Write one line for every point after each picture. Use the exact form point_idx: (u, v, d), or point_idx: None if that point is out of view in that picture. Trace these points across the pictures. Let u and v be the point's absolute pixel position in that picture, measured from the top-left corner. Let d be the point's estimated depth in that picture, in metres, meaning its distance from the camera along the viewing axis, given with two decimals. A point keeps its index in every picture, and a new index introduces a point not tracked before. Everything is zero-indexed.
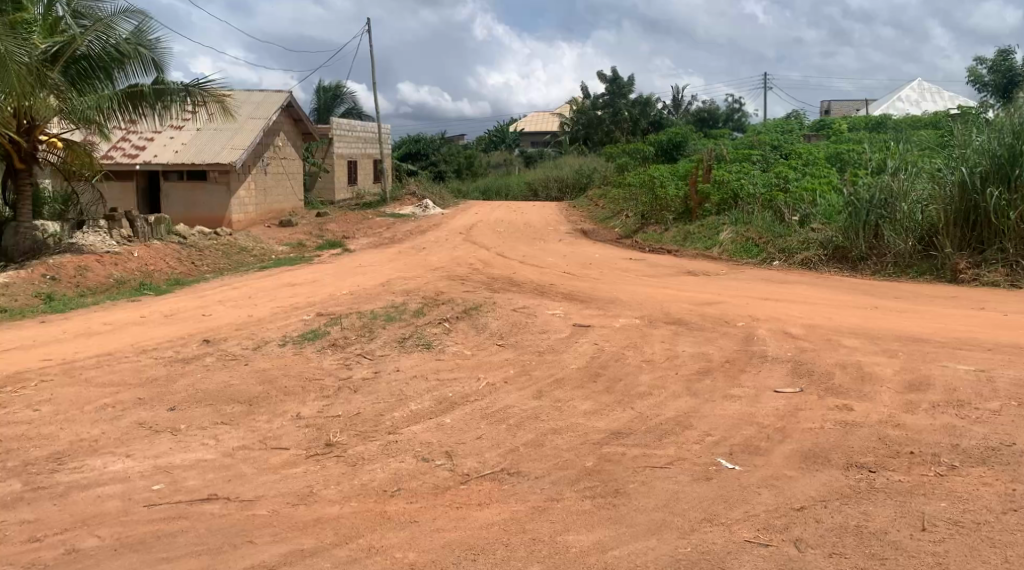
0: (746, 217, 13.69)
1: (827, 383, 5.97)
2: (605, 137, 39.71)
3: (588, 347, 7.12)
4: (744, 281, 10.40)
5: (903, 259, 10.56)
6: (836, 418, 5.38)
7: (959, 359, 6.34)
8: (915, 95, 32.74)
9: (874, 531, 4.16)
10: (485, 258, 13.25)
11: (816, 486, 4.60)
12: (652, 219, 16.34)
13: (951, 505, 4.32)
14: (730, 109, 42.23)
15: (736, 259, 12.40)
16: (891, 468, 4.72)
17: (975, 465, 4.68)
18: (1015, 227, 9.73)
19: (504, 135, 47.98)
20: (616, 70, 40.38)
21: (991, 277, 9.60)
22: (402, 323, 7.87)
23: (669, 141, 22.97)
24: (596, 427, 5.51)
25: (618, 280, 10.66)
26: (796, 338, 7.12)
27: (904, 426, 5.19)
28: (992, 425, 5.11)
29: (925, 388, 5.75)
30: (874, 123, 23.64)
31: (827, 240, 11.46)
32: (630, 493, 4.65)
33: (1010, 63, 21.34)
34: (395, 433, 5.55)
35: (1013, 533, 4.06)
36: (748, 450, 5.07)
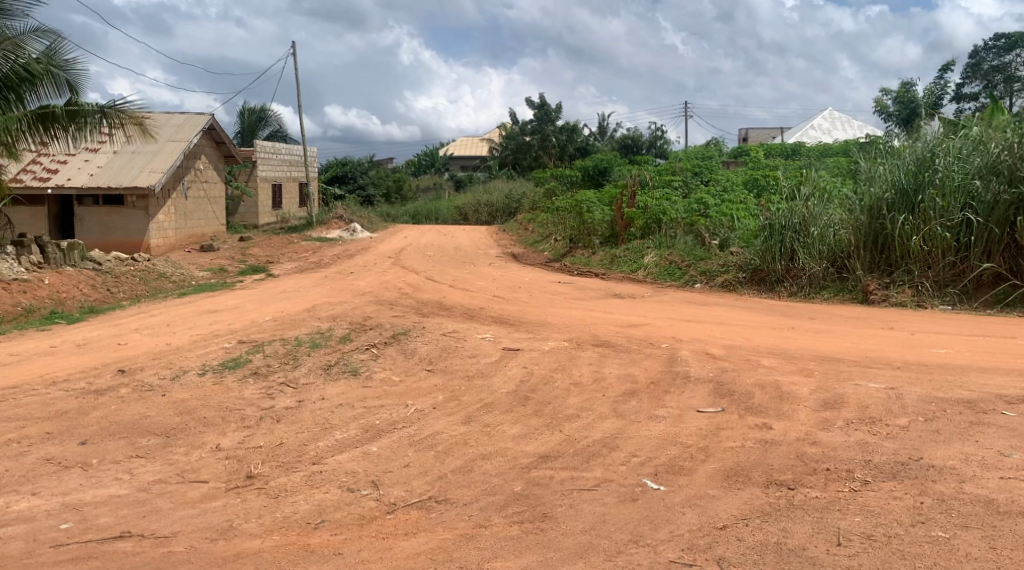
0: (670, 242, 14.08)
1: (747, 403, 6.12)
2: (533, 162, 40.42)
3: (517, 371, 7.14)
4: (668, 303, 10.65)
5: (817, 281, 10.95)
6: (756, 436, 5.52)
7: (870, 378, 6.59)
8: (828, 124, 34.33)
9: (792, 547, 4.25)
10: (413, 282, 13.18)
11: (737, 504, 4.70)
12: (580, 243, 16.65)
13: (864, 520, 4.42)
14: (655, 135, 43.25)
15: (660, 282, 12.69)
16: (809, 485, 4.84)
17: (886, 480, 4.81)
18: (918, 250, 10.17)
19: (433, 159, 48.23)
20: (544, 97, 40.87)
21: (899, 297, 10.02)
22: (328, 350, 7.76)
23: (595, 167, 23.36)
24: (525, 451, 5.52)
25: (546, 304, 10.75)
26: (717, 358, 7.29)
27: (820, 443, 5.35)
28: (901, 441, 5.28)
29: (839, 406, 5.95)
30: (789, 150, 24.63)
31: (745, 263, 11.83)
32: (558, 517, 4.67)
33: (913, 94, 22.48)
34: (319, 463, 5.45)
35: (922, 545, 4.16)
36: (672, 470, 5.15)
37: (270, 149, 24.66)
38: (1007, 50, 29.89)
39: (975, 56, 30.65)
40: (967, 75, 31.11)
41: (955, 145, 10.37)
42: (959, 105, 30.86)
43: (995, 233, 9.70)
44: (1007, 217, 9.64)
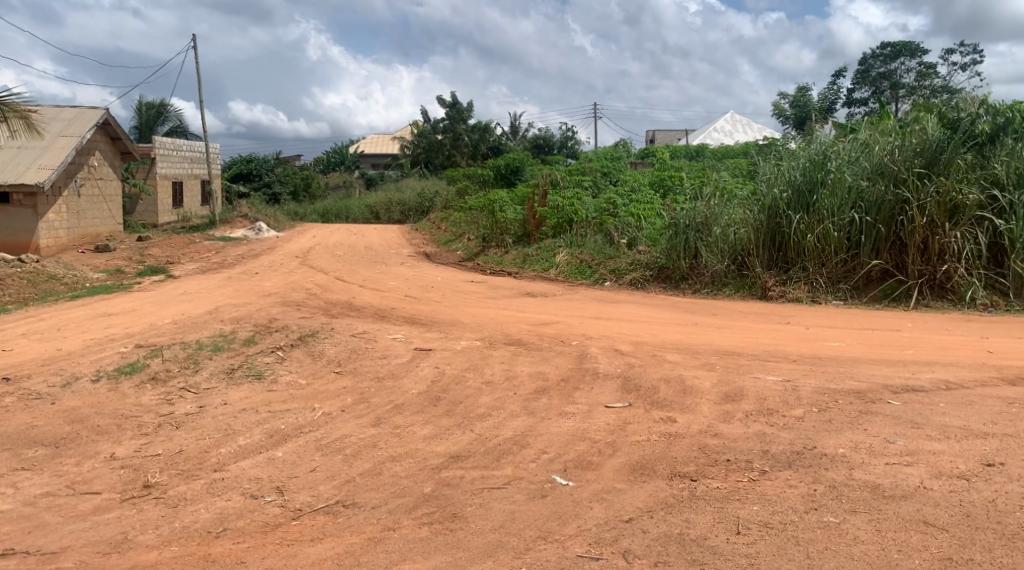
0: (580, 241, 14.27)
1: (653, 397, 6.26)
2: (445, 161, 40.33)
3: (428, 371, 7.10)
4: (578, 301, 10.79)
5: (720, 278, 11.28)
6: (661, 430, 5.65)
7: (768, 371, 6.84)
8: (729, 126, 35.50)
9: (694, 537, 4.35)
10: (321, 283, 12.95)
11: (642, 497, 4.79)
12: (493, 242, 16.66)
13: (762, 508, 4.55)
14: (566, 136, 43.79)
15: (571, 281, 12.83)
16: (710, 476, 4.97)
17: (782, 469, 4.97)
18: (812, 247, 10.59)
19: (342, 156, 47.57)
20: (455, 96, 40.84)
21: (795, 293, 10.41)
22: (231, 353, 7.54)
23: (507, 166, 23.43)
24: (435, 451, 5.50)
25: (459, 303, 10.74)
26: (625, 354, 7.44)
27: (721, 435, 5.51)
28: (796, 431, 5.48)
29: (739, 398, 6.15)
30: (694, 152, 25.36)
31: (652, 261, 12.11)
32: (467, 516, 4.67)
33: (808, 98, 23.47)
34: (221, 470, 5.29)
35: (815, 530, 4.30)
36: (581, 465, 5.22)
37: (170, 145, 23.80)
38: (893, 58, 31.51)
39: (864, 63, 32.21)
40: (857, 82, 32.69)
41: (846, 149, 10.90)
42: (851, 110, 32.37)
43: (882, 231, 10.21)
44: (893, 215, 10.16)
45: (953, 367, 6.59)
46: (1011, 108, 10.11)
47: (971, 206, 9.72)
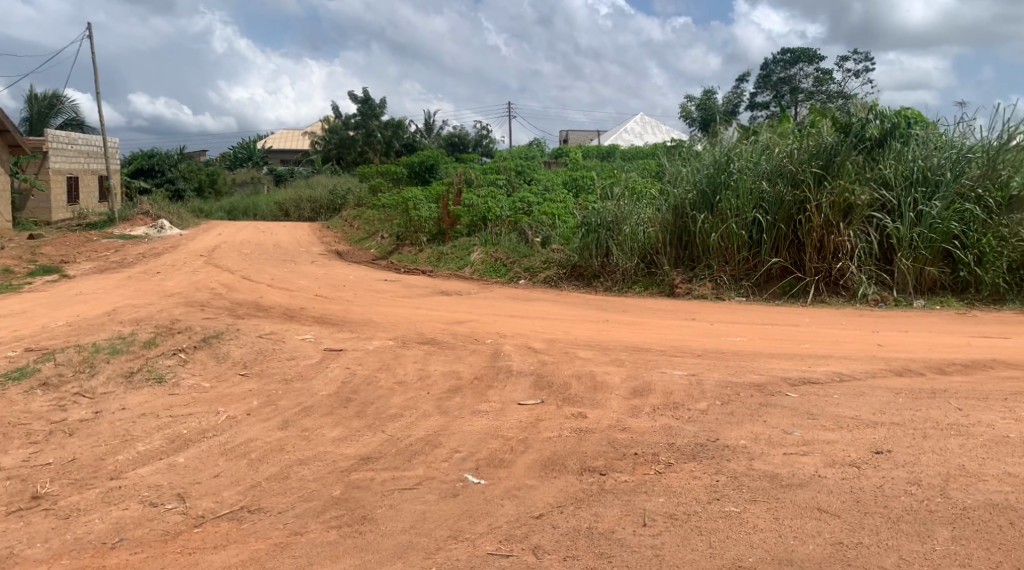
0: (494, 240, 14.30)
1: (565, 393, 6.34)
2: (357, 158, 39.83)
3: (339, 372, 6.99)
4: (492, 299, 10.82)
5: (630, 276, 11.50)
6: (572, 426, 5.72)
7: (674, 365, 7.02)
8: (638, 128, 36.22)
9: (602, 531, 4.42)
10: (227, 282, 12.60)
11: (553, 493, 4.84)
12: (407, 241, 16.49)
13: (668, 500, 4.66)
14: (480, 134, 43.87)
15: (485, 279, 12.84)
16: (618, 470, 5.06)
17: (687, 461, 5.10)
18: (716, 246, 10.90)
19: (250, 152, 46.45)
20: (367, 93, 40.37)
21: (700, 290, 10.69)
22: (130, 356, 7.25)
23: (420, 164, 23.28)
24: (344, 454, 5.42)
25: (371, 302, 10.62)
26: (537, 352, 7.49)
27: (629, 429, 5.61)
28: (701, 424, 5.63)
29: (647, 393, 6.29)
30: (605, 151, 25.79)
31: (565, 260, 12.23)
32: (377, 518, 4.62)
33: (712, 102, 24.19)
34: (118, 477, 5.09)
35: (717, 520, 4.43)
36: (492, 463, 5.23)
37: (63, 139, 22.70)
38: (792, 64, 32.71)
39: (766, 68, 33.35)
40: (758, 86, 33.90)
41: (747, 151, 11.27)
42: (753, 113, 33.48)
43: (781, 230, 10.59)
44: (791, 215, 10.56)
45: (848, 360, 6.89)
46: (898, 115, 10.62)
47: (862, 206, 10.19)
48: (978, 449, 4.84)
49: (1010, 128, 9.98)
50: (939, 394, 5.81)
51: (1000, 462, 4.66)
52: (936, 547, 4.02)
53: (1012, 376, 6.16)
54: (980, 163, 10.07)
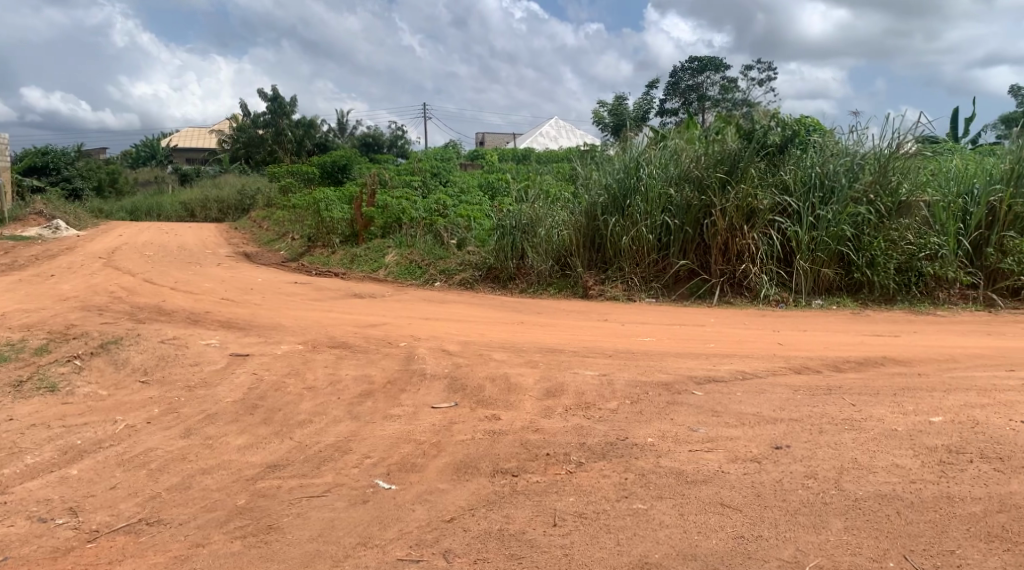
0: (409, 242, 14.20)
1: (478, 396, 6.33)
2: (268, 157, 38.94)
3: (245, 377, 6.81)
4: (406, 302, 10.73)
5: (544, 278, 11.60)
6: (485, 428, 5.72)
7: (587, 366, 7.10)
8: (553, 131, 36.59)
9: (513, 532, 4.43)
10: (128, 285, 12.12)
11: (465, 496, 4.82)
12: (319, 242, 16.19)
13: (578, 499, 4.71)
14: (395, 135, 43.49)
15: (400, 281, 12.74)
16: (530, 470, 5.08)
17: (597, 459, 5.16)
18: (628, 248, 11.10)
19: (154, 150, 44.89)
20: (277, 91, 39.50)
21: (612, 291, 10.87)
22: (20, 364, 6.90)
23: (333, 164, 22.89)
24: (250, 462, 5.28)
25: (280, 305, 10.39)
26: (451, 354, 7.46)
27: (542, 430, 5.64)
28: (611, 423, 5.71)
29: (560, 394, 6.34)
30: (521, 154, 25.94)
31: (481, 262, 12.24)
32: (283, 527, 4.52)
33: (624, 107, 24.63)
34: (4, 494, 4.85)
35: (626, 517, 4.50)
36: (404, 468, 5.18)
37: None
38: (699, 72, 33.65)
39: (674, 76, 34.21)
40: (668, 93, 34.74)
41: (656, 156, 11.53)
42: (663, 119, 34.28)
43: (689, 234, 10.89)
44: (698, 219, 10.86)
45: (751, 359, 7.11)
46: (797, 123, 11.04)
47: (764, 210, 10.55)
48: (869, 442, 5.06)
49: (899, 137, 10.50)
50: (835, 391, 6.06)
51: (889, 454, 4.90)
52: (830, 538, 4.19)
53: (902, 372, 6.48)
54: (872, 170, 10.56)
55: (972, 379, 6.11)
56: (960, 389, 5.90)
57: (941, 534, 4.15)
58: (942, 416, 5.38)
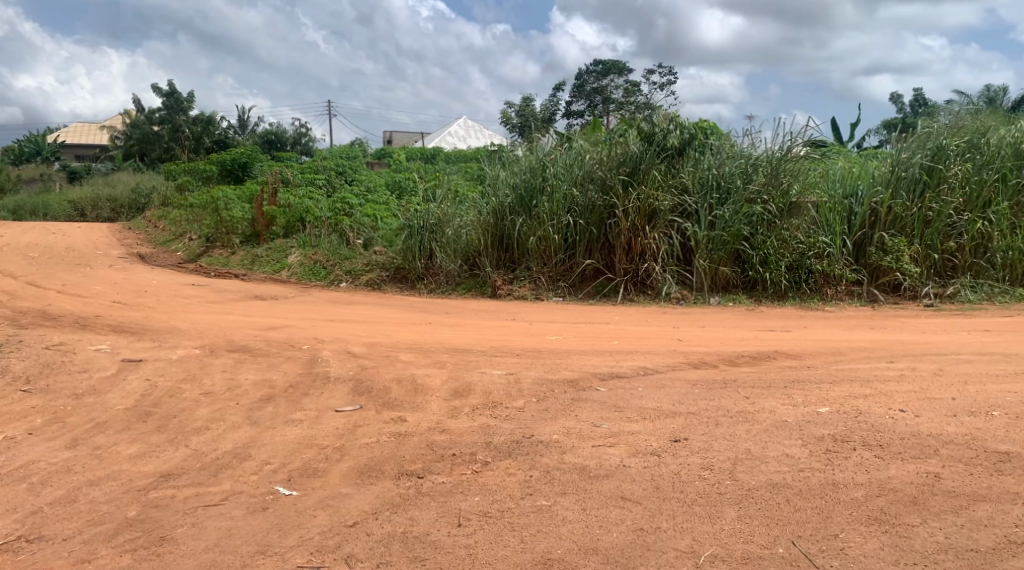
0: (313, 241, 13.92)
1: (383, 398, 6.26)
2: (163, 154, 37.52)
3: (138, 384, 6.54)
4: (310, 303, 10.52)
5: (453, 278, 11.58)
6: (390, 430, 5.66)
7: (494, 365, 7.12)
8: (461, 131, 36.57)
9: (417, 535, 4.41)
10: (9, 288, 11.47)
11: (369, 499, 4.77)
12: (218, 243, 15.70)
13: (483, 498, 4.72)
14: (299, 133, 42.62)
15: (304, 282, 12.48)
16: (436, 471, 5.05)
17: (503, 458, 5.18)
18: (535, 248, 11.19)
19: (39, 147, 42.65)
20: (173, 86, 38.10)
21: (521, 290, 10.94)
22: None
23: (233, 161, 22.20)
24: (142, 471, 5.08)
25: (177, 307, 10.03)
26: (356, 356, 7.35)
27: (448, 430, 5.62)
28: (517, 421, 5.74)
29: (467, 394, 6.33)
30: (428, 154, 25.83)
31: (388, 262, 12.11)
32: (177, 538, 4.38)
33: (531, 108, 24.83)
34: None
35: (530, 514, 4.54)
36: (306, 473, 5.08)
37: None
38: (604, 74, 34.31)
39: (579, 78, 34.74)
40: (573, 95, 35.24)
41: (561, 157, 11.66)
42: (570, 121, 34.76)
43: (594, 233, 11.07)
44: (602, 219, 11.06)
45: (652, 355, 7.29)
46: (696, 126, 11.38)
47: (665, 211, 10.83)
48: (762, 434, 5.26)
49: (789, 140, 10.96)
50: (731, 384, 6.27)
51: (779, 444, 5.10)
52: (724, 527, 4.34)
53: (793, 366, 6.76)
54: (765, 171, 10.96)
55: (856, 371, 6.43)
56: (845, 380, 6.20)
57: (826, 520, 4.34)
58: (829, 406, 5.64)
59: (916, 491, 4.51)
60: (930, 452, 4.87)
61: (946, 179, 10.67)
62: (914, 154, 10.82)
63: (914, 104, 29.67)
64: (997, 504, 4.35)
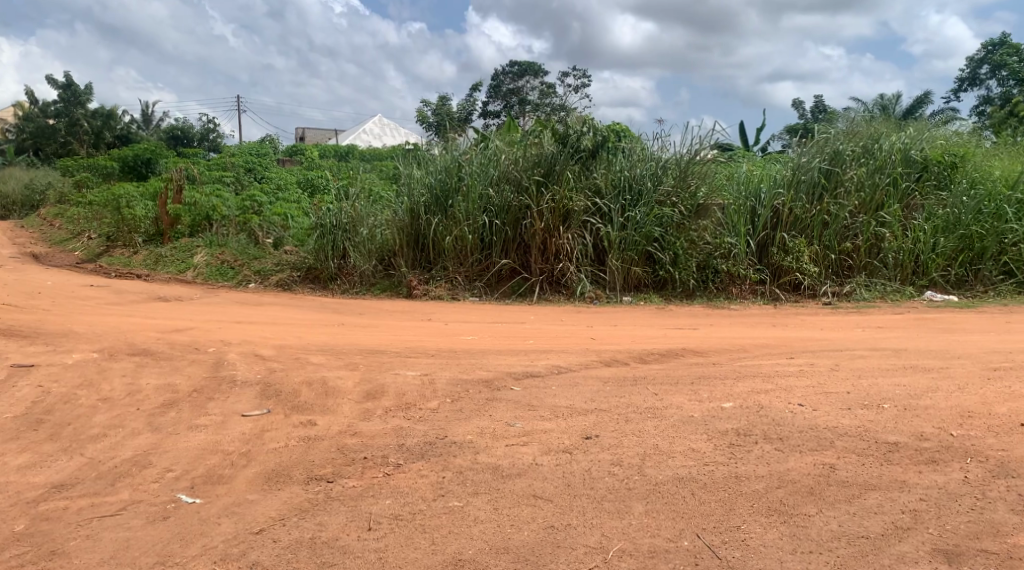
0: (221, 241, 13.52)
1: (293, 401, 6.13)
2: (61, 149, 35.85)
3: (30, 390, 6.23)
4: (217, 304, 10.23)
5: (367, 278, 11.46)
6: (299, 434, 5.55)
7: (407, 366, 7.07)
8: (376, 129, 36.23)
9: (326, 540, 4.34)
10: None
11: (276, 505, 4.66)
12: (119, 242, 15.08)
13: (394, 501, 4.68)
14: (206, 129, 41.39)
15: (211, 282, 12.12)
16: (346, 475, 4.98)
17: (415, 460, 5.15)
18: (451, 248, 11.17)
19: None
20: (71, 78, 36.45)
21: (436, 291, 10.89)
22: None
23: (135, 157, 21.36)
24: (33, 483, 4.85)
25: (73, 310, 9.60)
26: (265, 359, 7.19)
27: (359, 433, 5.55)
28: (430, 422, 5.72)
29: (379, 396, 6.26)
30: (342, 153, 25.47)
31: (300, 262, 11.89)
32: (69, 552, 4.21)
33: (447, 108, 24.75)
34: None
35: (441, 516, 4.52)
36: (210, 480, 4.94)
37: None
38: (520, 76, 34.57)
39: (495, 78, 34.89)
40: (489, 96, 35.35)
41: (477, 158, 11.68)
42: (486, 121, 34.84)
43: (509, 233, 11.13)
44: (518, 219, 11.12)
45: (565, 353, 7.37)
46: (608, 129, 11.56)
47: (579, 211, 10.97)
48: (669, 429, 5.38)
49: (697, 144, 11.26)
50: (641, 382, 6.40)
51: (686, 439, 5.23)
52: (633, 522, 4.42)
53: (700, 362, 6.96)
54: (674, 174, 11.23)
55: (759, 367, 6.66)
56: (748, 376, 6.41)
57: (729, 512, 4.48)
58: (733, 401, 5.82)
59: (813, 482, 4.69)
60: (826, 445, 5.08)
61: (843, 182, 11.17)
62: (813, 159, 11.29)
63: (815, 111, 30.92)
64: (886, 492, 4.57)
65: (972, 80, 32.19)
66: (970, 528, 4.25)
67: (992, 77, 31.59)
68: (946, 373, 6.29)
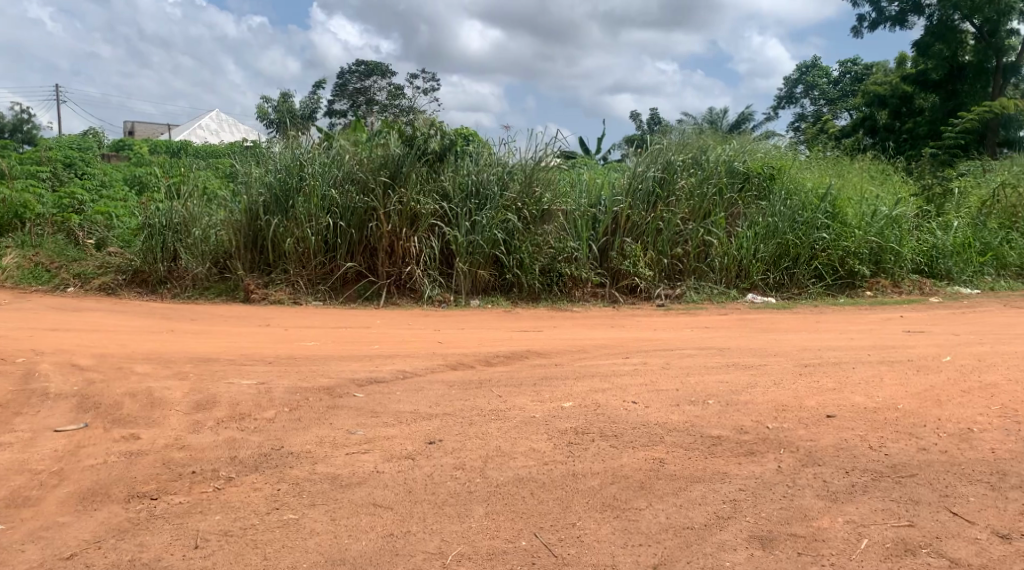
0: (34, 241, 12.47)
1: (114, 414, 5.73)
2: None
3: None
4: (29, 310, 9.44)
5: (200, 282, 10.98)
6: (120, 449, 5.20)
7: (242, 374, 6.78)
8: (214, 125, 34.65)
9: (146, 561, 4.10)
10: None
11: (90, 527, 4.35)
12: None
13: (224, 517, 4.48)
14: (20, 120, 38.12)
15: (23, 286, 11.19)
16: (172, 491, 4.71)
17: (249, 473, 4.94)
18: (292, 250, 10.83)
19: None
20: None
21: (276, 294, 10.53)
22: None
23: None
24: None
25: None
26: (83, 369, 6.68)
27: (188, 447, 5.26)
28: (266, 433, 5.50)
29: (211, 406, 5.96)
30: (175, 148, 24.15)
31: (126, 265, 11.18)
32: None
33: (289, 105, 23.90)
34: None
35: (274, 530, 4.37)
36: (15, 503, 4.56)
37: None
38: (366, 76, 34.07)
39: (340, 77, 34.20)
40: (334, 94, 34.58)
41: (319, 157, 11.38)
42: (332, 120, 34.13)
43: (354, 235, 10.94)
44: (363, 221, 10.95)
45: (409, 358, 7.31)
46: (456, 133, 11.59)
47: (426, 215, 10.95)
48: (510, 431, 5.45)
49: (543, 150, 11.50)
50: (484, 384, 6.43)
51: (527, 440, 5.31)
52: (472, 525, 4.44)
53: (542, 364, 7.09)
54: (520, 179, 11.40)
55: (597, 367, 6.87)
56: (587, 376, 6.59)
57: (565, 510, 4.59)
58: (572, 401, 5.97)
59: (643, 477, 4.89)
60: (657, 440, 5.31)
61: (674, 191, 11.76)
62: (648, 168, 11.80)
63: (651, 122, 32.35)
64: (710, 484, 4.83)
65: (789, 98, 34.74)
66: (782, 514, 4.56)
67: (806, 96, 34.27)
68: (765, 370, 6.73)
